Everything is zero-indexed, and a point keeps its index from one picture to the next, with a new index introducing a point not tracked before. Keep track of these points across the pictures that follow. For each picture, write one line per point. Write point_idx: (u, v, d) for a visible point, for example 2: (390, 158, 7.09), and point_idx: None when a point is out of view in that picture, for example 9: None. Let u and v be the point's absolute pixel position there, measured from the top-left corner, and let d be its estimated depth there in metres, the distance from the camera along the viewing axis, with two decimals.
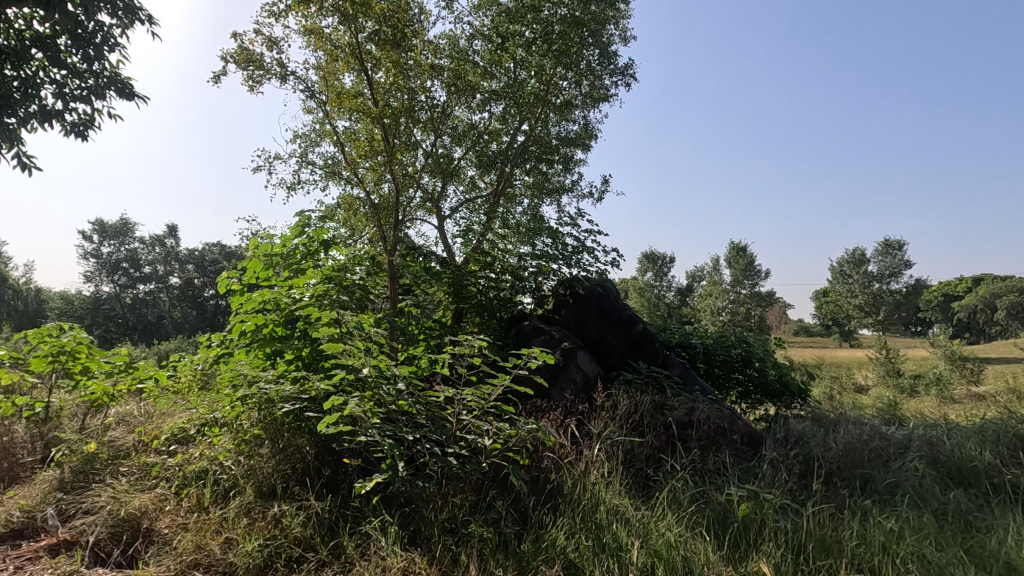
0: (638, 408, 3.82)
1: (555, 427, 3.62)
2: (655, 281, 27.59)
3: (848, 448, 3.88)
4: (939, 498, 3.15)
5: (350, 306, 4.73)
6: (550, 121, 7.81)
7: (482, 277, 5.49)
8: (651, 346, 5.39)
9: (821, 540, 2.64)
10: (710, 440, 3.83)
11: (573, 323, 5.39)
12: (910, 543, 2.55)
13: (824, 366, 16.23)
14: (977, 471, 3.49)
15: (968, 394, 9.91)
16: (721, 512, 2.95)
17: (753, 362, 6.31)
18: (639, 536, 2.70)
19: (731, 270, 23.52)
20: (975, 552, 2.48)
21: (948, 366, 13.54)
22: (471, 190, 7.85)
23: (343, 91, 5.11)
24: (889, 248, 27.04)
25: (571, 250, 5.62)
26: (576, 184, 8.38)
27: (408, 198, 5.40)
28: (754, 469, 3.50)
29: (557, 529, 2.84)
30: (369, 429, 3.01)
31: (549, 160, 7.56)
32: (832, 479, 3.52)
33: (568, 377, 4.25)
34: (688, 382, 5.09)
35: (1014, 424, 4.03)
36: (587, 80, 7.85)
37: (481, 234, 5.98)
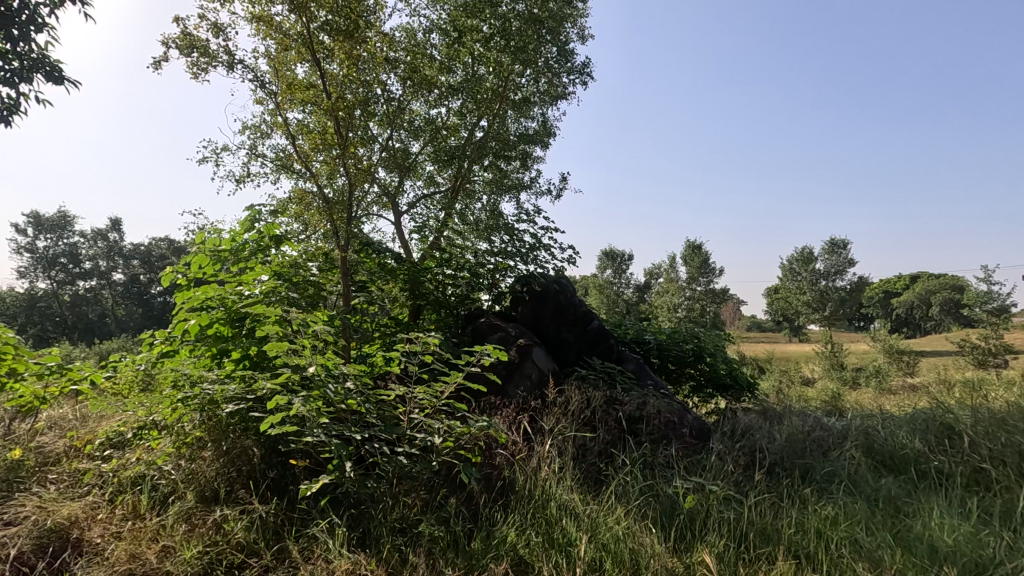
0: (591, 403, 3.86)
1: (508, 424, 3.61)
2: (615, 278, 28.03)
3: (790, 439, 4.04)
4: (872, 484, 3.30)
5: (301, 304, 4.58)
6: (508, 117, 7.81)
7: (439, 274, 5.46)
8: (606, 342, 5.45)
9: (760, 529, 2.73)
10: (660, 434, 3.90)
11: (530, 320, 5.36)
12: (842, 529, 2.66)
13: (774, 361, 16.85)
14: (907, 458, 3.68)
15: (905, 386, 10.44)
16: (668, 505, 3.01)
17: (705, 357, 6.47)
18: (588, 531, 2.73)
19: (687, 268, 24.14)
20: (902, 535, 2.61)
21: (886, 359, 14.31)
22: (429, 186, 7.79)
23: (294, 81, 4.95)
24: (836, 248, 28.22)
25: (528, 248, 5.65)
26: (535, 182, 8.43)
27: (363, 193, 5.27)
28: (701, 461, 3.59)
29: (507, 526, 2.84)
30: (316, 429, 2.93)
31: (507, 157, 7.55)
32: (774, 470, 3.65)
33: (523, 374, 4.25)
34: (641, 377, 5.17)
35: (942, 413, 4.27)
36: (545, 77, 7.88)
37: (438, 230, 5.92)
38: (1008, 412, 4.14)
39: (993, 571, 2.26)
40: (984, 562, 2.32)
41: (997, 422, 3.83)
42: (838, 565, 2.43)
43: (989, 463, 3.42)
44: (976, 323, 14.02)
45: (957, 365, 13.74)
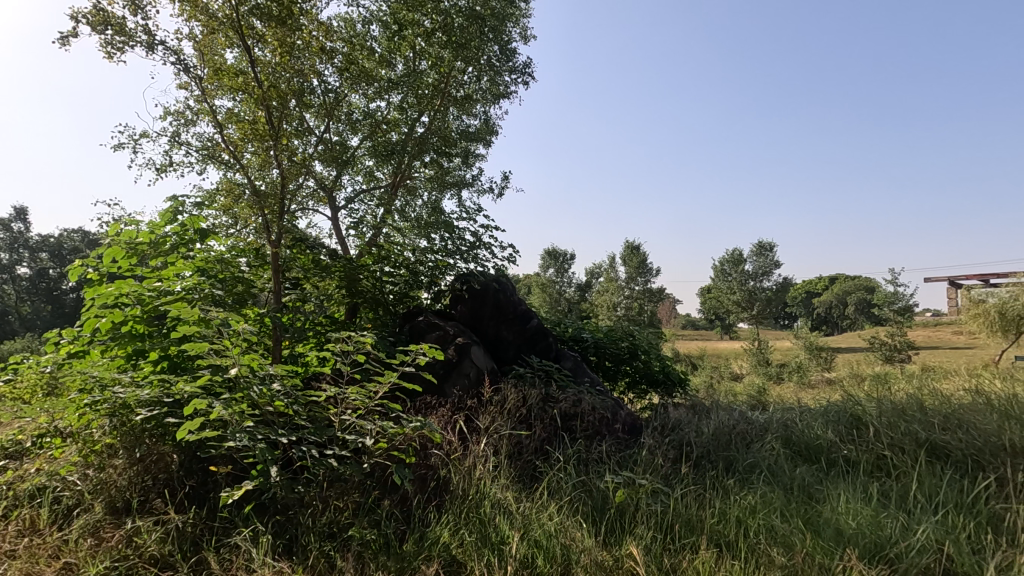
0: (527, 401, 3.89)
1: (444, 424, 3.57)
2: (556, 277, 28.44)
3: (715, 433, 4.23)
4: (788, 474, 3.51)
5: (228, 301, 4.34)
6: (449, 113, 7.75)
7: (375, 271, 5.32)
8: (544, 340, 5.50)
9: (685, 519, 2.84)
10: (594, 430, 3.98)
11: (469, 319, 5.32)
12: (760, 517, 2.81)
13: (706, 358, 17.64)
14: (820, 447, 3.94)
15: (822, 380, 11.19)
16: (599, 500, 3.08)
17: (639, 354, 6.66)
18: (520, 528, 2.75)
19: (626, 268, 24.84)
20: (813, 520, 2.78)
21: (807, 355, 15.29)
22: (368, 181, 7.63)
23: (222, 66, 4.69)
24: (763, 250, 29.83)
25: (468, 245, 5.62)
26: (476, 179, 8.43)
27: (297, 187, 5.05)
28: (632, 456, 3.69)
29: (441, 526, 2.82)
30: (239, 433, 2.78)
31: (448, 154, 7.49)
32: (701, 462, 3.81)
33: (460, 373, 4.22)
34: (578, 374, 5.26)
35: (852, 405, 4.60)
36: (487, 75, 7.87)
37: (376, 226, 5.79)
38: (908, 403, 4.51)
39: (890, 550, 2.45)
40: (882, 541, 2.50)
41: (898, 413, 4.16)
42: (755, 552, 2.56)
43: (890, 450, 3.70)
44: (884, 321, 15.20)
45: (868, 360, 14.87)
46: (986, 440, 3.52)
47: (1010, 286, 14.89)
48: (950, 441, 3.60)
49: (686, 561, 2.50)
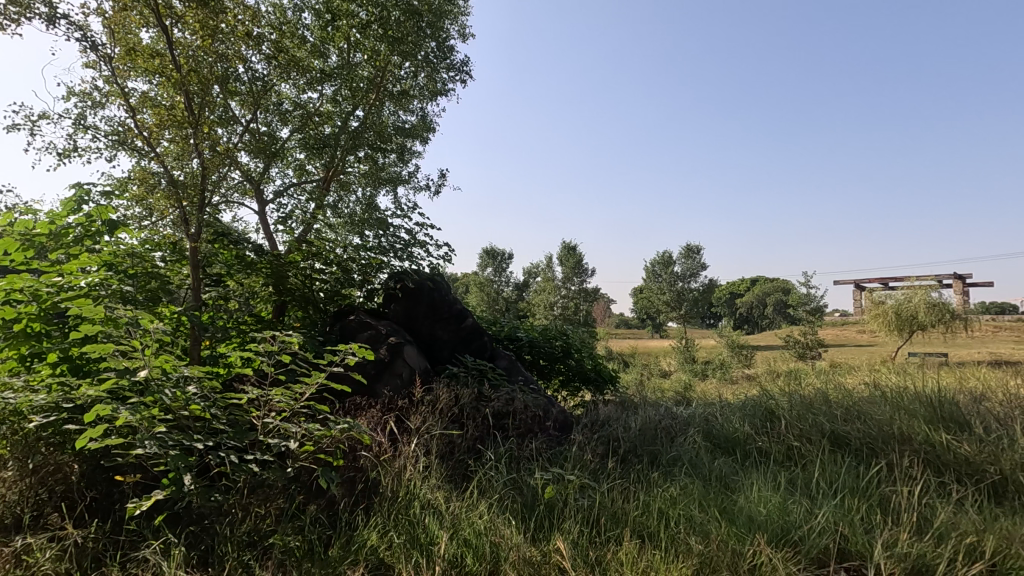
0: (460, 401, 3.88)
1: (373, 425, 3.50)
2: (494, 276, 28.51)
3: (642, 429, 4.39)
4: (707, 466, 3.70)
5: (140, 299, 4.04)
6: (385, 108, 7.60)
7: (306, 267, 5.11)
8: (479, 339, 5.50)
9: (610, 513, 2.93)
10: (526, 428, 4.02)
11: (403, 318, 5.23)
12: (680, 508, 2.95)
13: (637, 356, 18.28)
14: (737, 440, 4.18)
15: (742, 376, 11.89)
16: (529, 497, 3.13)
17: (572, 353, 6.80)
18: (449, 527, 2.74)
19: (562, 268, 25.32)
20: (728, 509, 2.95)
21: (729, 353, 16.16)
22: (299, 174, 7.35)
23: (135, 47, 4.36)
24: (691, 253, 31.27)
25: (403, 243, 5.53)
26: (412, 176, 8.33)
27: (219, 178, 4.77)
28: (563, 453, 3.77)
29: (368, 529, 2.76)
30: (149, 440, 2.60)
31: (384, 150, 7.34)
32: (628, 457, 3.94)
33: (393, 373, 4.14)
34: (512, 373, 5.30)
35: (766, 400, 4.91)
36: (424, 72, 7.78)
37: (306, 222, 5.58)
38: (815, 398, 4.87)
39: (794, 534, 2.63)
40: (788, 525, 2.69)
41: (807, 407, 4.49)
42: (675, 541, 2.69)
43: (799, 441, 3.99)
44: (797, 321, 16.33)
45: (783, 358, 15.91)
46: (879, 429, 3.87)
47: (905, 289, 16.37)
48: (849, 431, 3.92)
49: (610, 553, 2.58)
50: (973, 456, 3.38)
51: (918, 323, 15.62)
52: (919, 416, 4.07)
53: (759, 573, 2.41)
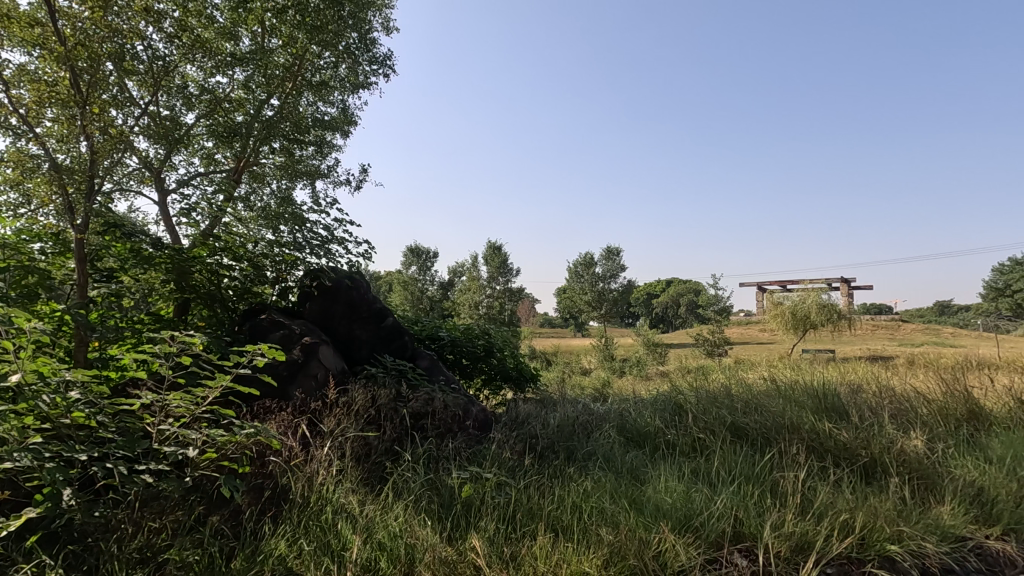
0: (377, 402, 3.79)
1: (284, 429, 3.34)
2: (419, 274, 28.11)
3: (560, 425, 4.50)
4: (620, 459, 3.86)
5: (13, 296, 3.61)
6: (302, 98, 7.28)
7: (212, 263, 4.75)
8: (399, 339, 5.40)
9: (526, 508, 2.98)
10: (446, 427, 4.00)
11: (319, 317, 5.04)
12: (593, 501, 3.06)
13: (559, 355, 18.71)
14: (649, 434, 4.40)
15: (657, 373, 12.49)
16: (446, 497, 3.12)
17: (494, 352, 6.84)
18: (363, 531, 2.68)
19: (487, 267, 25.42)
20: (637, 499, 3.09)
21: (645, 351, 16.94)
22: (207, 164, 6.88)
23: (9, 13, 3.89)
24: (611, 255, 32.44)
25: (320, 240, 5.32)
26: (331, 171, 8.03)
27: (112, 164, 4.36)
28: (481, 452, 3.79)
29: (276, 538, 2.63)
30: (20, 452, 2.33)
31: (301, 142, 7.03)
32: (545, 453, 4.03)
33: (306, 375, 3.97)
34: (433, 372, 5.26)
35: (675, 395, 5.19)
36: (345, 63, 7.53)
37: (214, 215, 5.23)
38: (719, 392, 5.21)
39: (696, 519, 2.81)
40: (690, 512, 2.87)
41: (711, 401, 4.79)
42: (587, 533, 2.78)
43: (704, 433, 4.24)
44: (707, 320, 17.38)
45: (694, 355, 16.87)
46: (773, 420, 4.21)
47: (800, 291, 17.87)
48: (748, 422, 4.23)
49: (525, 547, 2.63)
50: (849, 442, 3.76)
51: (811, 323, 17.12)
52: (806, 407, 4.47)
53: (663, 559, 2.55)
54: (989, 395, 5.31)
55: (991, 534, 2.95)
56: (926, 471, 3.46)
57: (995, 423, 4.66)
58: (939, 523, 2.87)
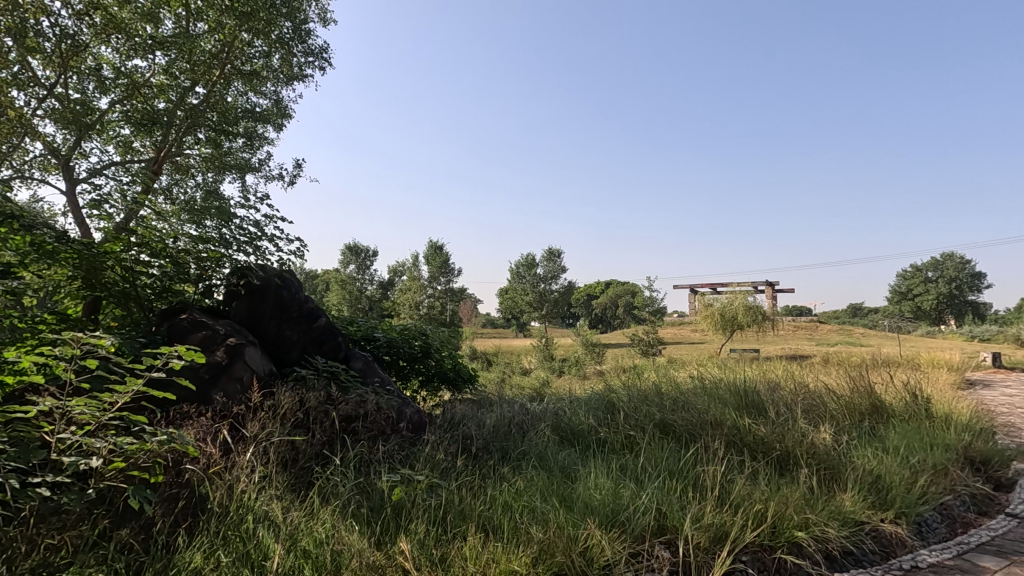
0: (306, 405, 3.67)
1: (203, 435, 3.16)
2: (357, 273, 27.43)
3: (495, 426, 4.52)
4: (553, 458, 3.93)
5: None
6: (231, 88, 6.94)
7: (127, 258, 4.41)
8: (332, 340, 5.24)
9: (457, 508, 2.98)
10: (378, 430, 3.93)
11: (245, 317, 4.81)
12: (524, 500, 3.10)
13: (500, 355, 18.77)
14: (582, 432, 4.49)
15: (594, 372, 12.79)
16: (375, 500, 3.07)
17: (432, 353, 6.77)
18: (286, 539, 2.58)
19: (429, 267, 25.16)
20: (567, 497, 3.16)
21: (583, 351, 17.30)
22: (124, 152, 6.44)
23: None
24: (553, 257, 32.91)
25: (249, 236, 5.08)
26: (263, 165, 7.70)
27: (9, 149, 3.98)
28: (414, 454, 3.74)
29: (191, 550, 2.50)
30: None
31: (230, 133, 6.70)
32: (480, 453, 4.03)
33: (230, 378, 3.79)
34: (367, 374, 5.14)
35: (609, 394, 5.33)
36: (279, 53, 7.22)
37: (130, 207, 4.89)
38: (651, 391, 5.40)
39: (621, 515, 2.89)
40: (617, 507, 2.95)
41: (642, 400, 4.96)
42: (517, 531, 2.81)
43: (634, 430, 4.38)
44: (643, 322, 17.95)
45: (631, 355, 17.38)
46: (699, 416, 4.41)
47: (728, 294, 18.79)
48: (675, 419, 4.41)
49: (454, 548, 2.62)
50: (766, 436, 4.00)
51: (738, 324, 18.08)
52: (729, 404, 4.70)
53: (589, 554, 2.62)
54: (890, 390, 5.78)
55: (885, 518, 3.22)
56: (832, 462, 3.74)
57: (893, 416, 5.09)
58: (841, 510, 3.11)
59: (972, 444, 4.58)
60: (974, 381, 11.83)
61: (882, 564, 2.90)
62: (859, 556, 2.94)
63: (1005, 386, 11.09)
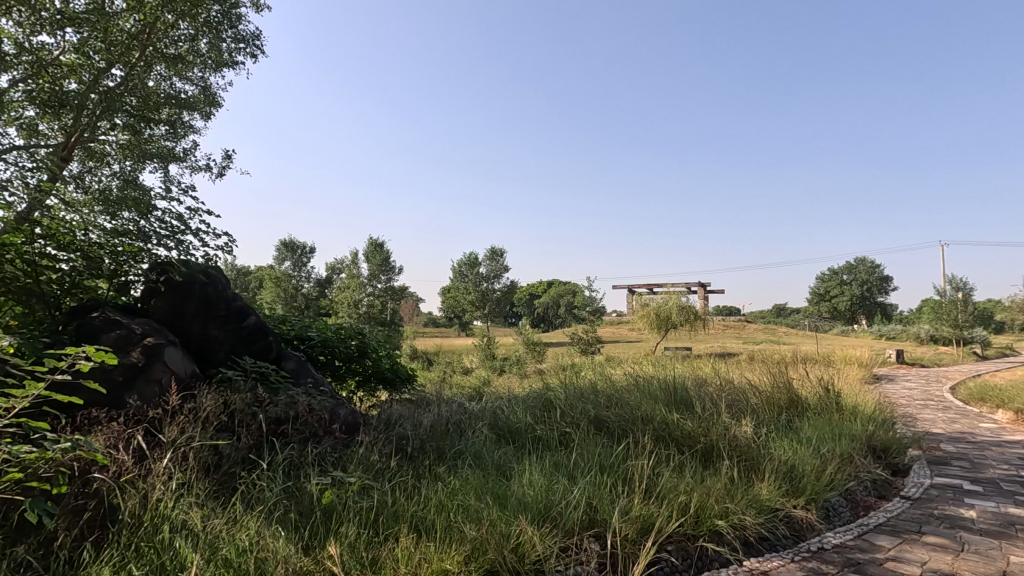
0: (231, 407, 3.50)
1: (114, 442, 2.96)
2: (293, 271, 26.44)
3: (431, 425, 4.49)
4: (489, 456, 3.95)
5: None
6: (153, 71, 6.53)
7: (31, 251, 4.04)
8: (262, 339, 5.02)
9: (390, 510, 2.94)
10: (310, 432, 3.81)
11: (166, 316, 4.54)
12: (458, 498, 3.10)
13: (441, 355, 18.62)
14: (519, 430, 4.54)
15: (535, 371, 12.95)
16: (304, 505, 2.98)
17: (369, 353, 6.61)
18: (205, 549, 2.46)
19: (368, 265, 24.62)
20: (501, 494, 3.18)
21: (525, 349, 17.49)
22: (28, 135, 5.92)
23: None
24: (495, 256, 33.02)
25: (171, 230, 4.79)
26: (187, 154, 7.29)
27: None
28: (347, 457, 3.66)
29: (98, 565, 2.33)
30: None
31: (152, 120, 6.31)
32: (415, 453, 4.00)
33: (147, 381, 3.56)
34: (300, 375, 4.97)
35: (545, 392, 5.42)
36: (206, 37, 6.87)
37: (35, 196, 4.49)
38: (586, 388, 5.53)
39: (554, 509, 2.95)
40: (548, 503, 3.00)
41: (578, 397, 5.07)
42: (450, 530, 2.81)
43: (570, 427, 4.48)
44: (582, 321, 18.32)
45: (571, 354, 17.71)
46: (630, 412, 4.55)
47: (664, 295, 19.50)
48: (608, 415, 4.54)
49: (386, 550, 2.59)
50: (692, 430, 4.19)
51: (672, 323, 18.80)
52: (660, 400, 4.89)
53: (521, 550, 2.65)
54: (806, 385, 6.18)
55: (797, 504, 3.45)
56: (751, 453, 3.97)
57: (807, 409, 5.46)
58: (758, 498, 3.31)
59: (874, 433, 4.99)
60: (879, 376, 12.90)
61: (793, 547, 3.12)
62: (773, 541, 3.14)
63: (905, 381, 12.16)
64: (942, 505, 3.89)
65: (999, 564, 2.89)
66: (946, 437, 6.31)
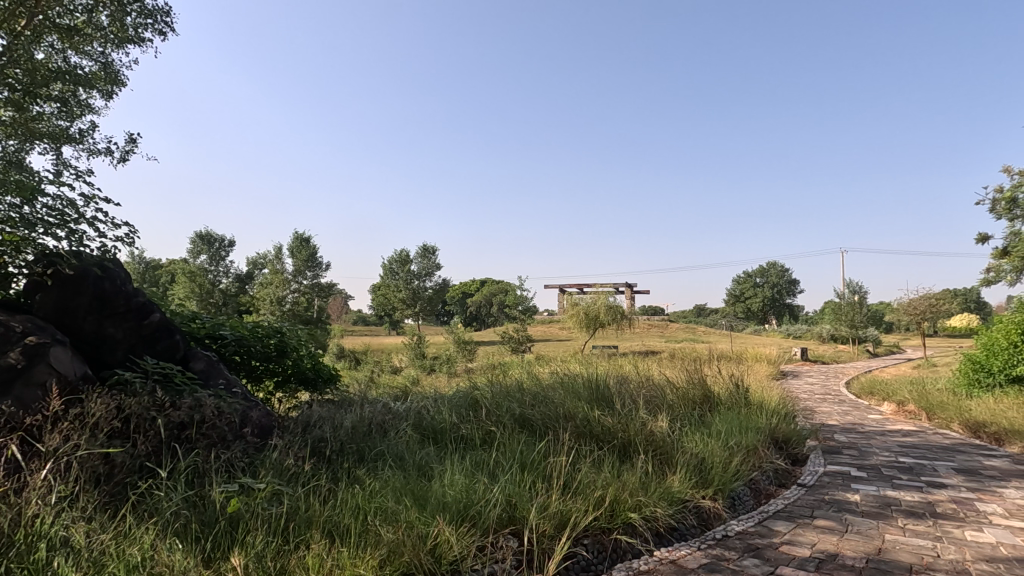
0: (126, 412, 3.23)
1: None
2: (210, 265, 24.87)
3: (353, 427, 4.35)
4: (412, 457, 3.89)
5: None
6: (43, 41, 5.91)
7: None
8: (167, 338, 4.66)
9: (302, 516, 2.82)
10: (218, 437, 3.58)
11: (53, 313, 4.12)
12: (376, 501, 3.02)
13: (370, 354, 18.12)
14: (443, 430, 4.50)
15: (465, 370, 12.89)
16: (207, 514, 2.79)
17: (288, 353, 6.29)
18: (89, 567, 2.26)
19: (293, 260, 23.58)
20: (420, 494, 3.14)
21: (455, 348, 17.39)
22: None
23: None
24: (427, 253, 32.60)
25: (61, 217, 4.35)
26: (84, 135, 6.65)
27: None
28: (258, 462, 3.47)
29: None
30: None
31: (41, 96, 5.70)
32: (333, 456, 3.86)
33: (29, 385, 3.22)
34: (210, 376, 4.67)
35: (471, 391, 5.39)
36: (108, 10, 6.31)
37: None
38: (513, 386, 5.55)
39: (473, 507, 2.95)
40: (469, 502, 2.99)
41: (504, 396, 5.08)
42: (365, 533, 2.74)
43: (495, 426, 4.49)
44: (513, 320, 18.45)
45: (501, 353, 17.79)
46: (554, 410, 4.62)
47: (592, 295, 20.01)
48: (533, 413, 4.59)
49: (296, 557, 2.48)
50: (611, 426, 4.31)
51: (600, 323, 19.33)
52: (583, 397, 5.00)
53: (438, 552, 2.62)
54: (719, 381, 6.52)
55: (706, 495, 3.64)
56: (665, 447, 4.14)
57: (719, 404, 5.77)
58: (669, 490, 3.46)
59: (777, 426, 5.36)
60: (785, 373, 13.89)
61: (699, 536, 3.29)
62: (682, 530, 3.29)
63: (807, 377, 13.14)
64: (832, 490, 4.24)
65: (877, 541, 3.18)
66: (839, 428, 6.88)
